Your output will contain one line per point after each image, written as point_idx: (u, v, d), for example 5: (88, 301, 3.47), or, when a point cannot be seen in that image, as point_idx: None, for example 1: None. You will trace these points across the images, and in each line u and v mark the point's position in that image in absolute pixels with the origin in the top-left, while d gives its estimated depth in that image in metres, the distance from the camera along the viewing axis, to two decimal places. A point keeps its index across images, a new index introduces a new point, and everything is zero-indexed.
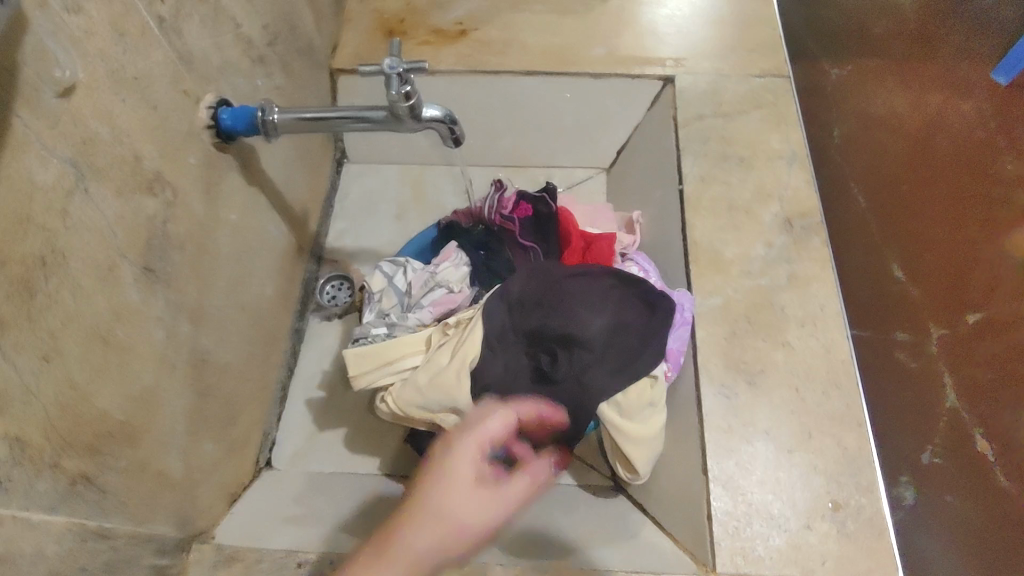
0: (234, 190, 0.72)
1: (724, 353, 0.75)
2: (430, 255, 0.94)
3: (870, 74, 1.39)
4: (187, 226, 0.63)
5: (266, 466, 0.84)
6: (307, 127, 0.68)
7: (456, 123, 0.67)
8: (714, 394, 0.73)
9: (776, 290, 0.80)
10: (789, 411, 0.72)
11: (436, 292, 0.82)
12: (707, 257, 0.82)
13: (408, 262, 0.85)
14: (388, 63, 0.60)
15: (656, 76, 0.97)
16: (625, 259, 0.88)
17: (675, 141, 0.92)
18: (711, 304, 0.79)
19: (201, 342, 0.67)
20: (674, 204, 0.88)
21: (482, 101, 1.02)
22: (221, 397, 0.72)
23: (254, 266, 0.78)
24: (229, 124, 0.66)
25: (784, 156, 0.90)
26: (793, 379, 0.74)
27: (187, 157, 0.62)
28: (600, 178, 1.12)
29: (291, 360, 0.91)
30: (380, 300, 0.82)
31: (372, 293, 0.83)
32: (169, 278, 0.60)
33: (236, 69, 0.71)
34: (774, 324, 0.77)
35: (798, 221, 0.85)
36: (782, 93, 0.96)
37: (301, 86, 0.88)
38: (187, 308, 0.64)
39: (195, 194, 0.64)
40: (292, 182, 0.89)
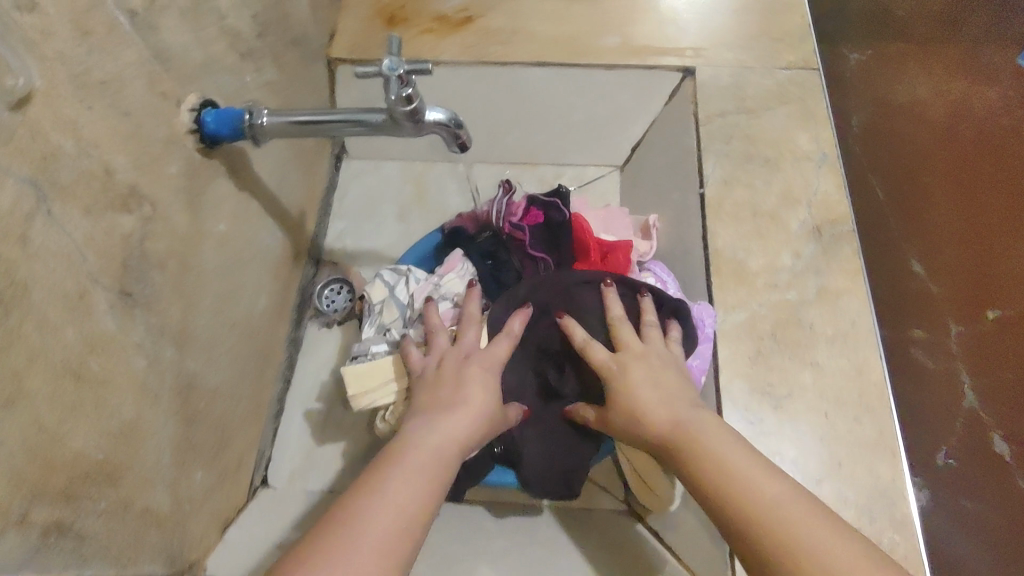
0: (221, 199, 0.67)
1: (747, 375, 0.71)
2: (432, 263, 0.91)
3: (893, 58, 1.30)
4: (168, 241, 0.58)
5: (261, 485, 0.81)
6: (298, 130, 0.62)
7: (461, 126, 0.61)
8: (737, 418, 0.69)
9: (804, 305, 0.74)
10: (817, 437, 0.67)
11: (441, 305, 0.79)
12: (730, 268, 0.76)
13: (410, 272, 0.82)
14: (388, 63, 0.54)
15: (675, 68, 0.91)
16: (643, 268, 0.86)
17: (695, 140, 0.86)
18: (734, 319, 0.74)
19: (186, 364, 0.62)
20: (693, 209, 0.83)
21: (489, 93, 0.96)
22: (209, 420, 0.67)
23: (243, 277, 0.73)
24: (213, 128, 0.60)
25: (814, 156, 0.84)
26: (823, 403, 0.69)
27: (166, 167, 0.57)
28: (614, 177, 1.06)
29: (286, 372, 0.87)
30: (381, 313, 0.80)
31: (373, 304, 0.81)
32: (149, 300, 0.55)
33: (221, 65, 0.65)
34: (802, 343, 0.72)
35: (828, 229, 0.79)
36: (810, 87, 0.90)
37: (294, 80, 0.82)
38: (169, 331, 0.59)
39: (177, 205, 0.59)
40: (287, 183, 0.83)
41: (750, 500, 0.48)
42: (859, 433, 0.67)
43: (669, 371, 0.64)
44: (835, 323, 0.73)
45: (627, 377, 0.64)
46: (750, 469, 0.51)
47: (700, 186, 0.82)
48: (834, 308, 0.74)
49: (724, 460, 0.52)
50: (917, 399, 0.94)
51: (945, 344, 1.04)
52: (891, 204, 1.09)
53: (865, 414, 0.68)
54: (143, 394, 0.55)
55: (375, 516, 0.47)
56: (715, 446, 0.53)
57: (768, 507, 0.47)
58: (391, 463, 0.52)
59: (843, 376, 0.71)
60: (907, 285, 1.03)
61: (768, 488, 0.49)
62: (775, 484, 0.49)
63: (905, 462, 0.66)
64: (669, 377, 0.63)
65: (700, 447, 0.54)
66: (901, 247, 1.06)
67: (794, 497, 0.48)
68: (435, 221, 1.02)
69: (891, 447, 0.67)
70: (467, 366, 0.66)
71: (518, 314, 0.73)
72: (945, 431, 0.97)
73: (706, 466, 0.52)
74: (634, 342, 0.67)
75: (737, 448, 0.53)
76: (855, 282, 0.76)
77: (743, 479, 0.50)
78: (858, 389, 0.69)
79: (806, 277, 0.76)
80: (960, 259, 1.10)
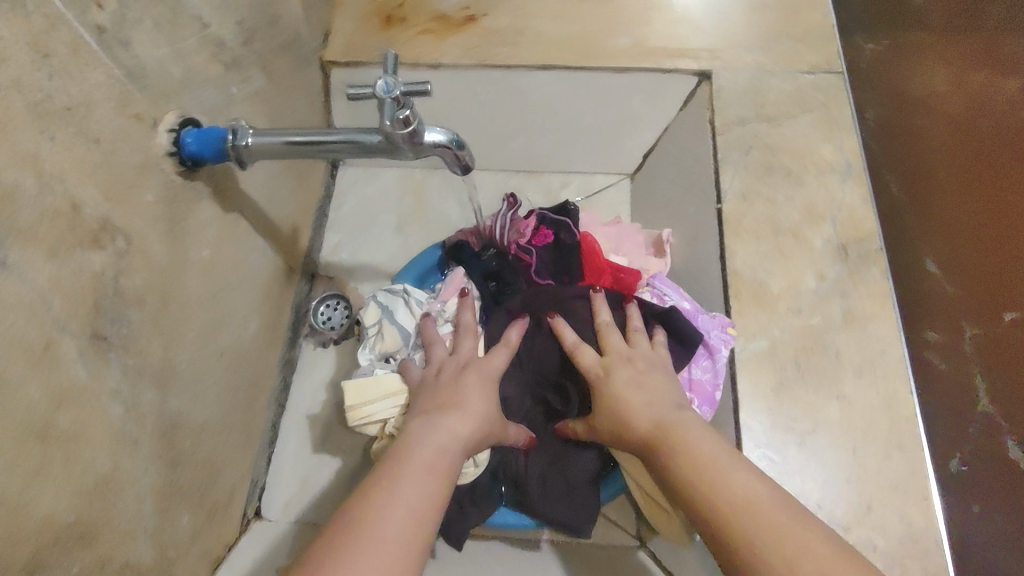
0: (205, 222, 0.62)
1: (768, 408, 0.66)
2: (433, 279, 0.88)
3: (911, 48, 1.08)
4: (147, 275, 0.53)
5: (255, 517, 0.77)
6: (289, 150, 0.57)
7: (463, 147, 0.56)
8: (760, 457, 0.65)
9: (829, 331, 0.70)
10: (844, 478, 0.63)
11: (443, 328, 0.77)
12: (749, 291, 0.72)
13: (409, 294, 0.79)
14: (382, 83, 0.50)
15: (690, 71, 0.85)
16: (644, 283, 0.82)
17: (712, 150, 0.81)
18: (754, 347, 0.69)
19: (169, 403, 0.58)
20: (710, 225, 0.78)
21: (491, 97, 0.90)
22: (194, 458, 0.63)
23: (231, 302, 0.68)
24: (194, 149, 0.55)
25: (839, 168, 0.79)
26: (848, 440, 0.65)
27: (143, 195, 0.52)
28: (624, 185, 1.01)
29: (280, 395, 0.83)
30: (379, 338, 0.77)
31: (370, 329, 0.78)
32: (125, 341, 0.51)
33: (203, 78, 0.60)
34: (827, 373, 0.68)
35: (854, 247, 0.74)
36: (835, 92, 0.84)
37: (285, 87, 0.77)
38: (149, 371, 0.55)
39: (155, 235, 0.54)
40: (279, 198, 0.78)
41: (717, 492, 0.51)
42: (888, 472, 0.64)
43: (654, 373, 0.67)
44: (862, 351, 0.69)
45: (610, 383, 0.66)
46: (723, 463, 0.53)
47: (717, 201, 0.77)
48: (861, 334, 0.70)
49: (706, 459, 0.54)
50: (934, 405, 0.75)
51: (962, 348, 0.82)
52: (905, 202, 0.91)
53: (895, 451, 0.64)
54: (118, 442, 0.51)
55: (393, 508, 0.48)
56: (694, 446, 0.56)
57: (733, 495, 0.50)
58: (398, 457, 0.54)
59: (871, 409, 0.66)
60: (916, 281, 0.84)
61: (734, 480, 0.52)
62: (739, 474, 0.52)
63: (937, 505, 0.62)
64: (651, 376, 0.66)
65: (681, 444, 0.56)
66: (910, 242, 0.88)
67: (758, 485, 0.51)
68: (436, 232, 0.97)
69: (923, 488, 0.63)
70: (465, 373, 0.68)
71: (516, 325, 0.75)
72: (958, 430, 0.76)
73: (685, 463, 0.55)
74: (620, 347, 0.70)
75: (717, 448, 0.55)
76: (883, 306, 0.71)
77: (714, 472, 0.53)
78: (886, 424, 0.65)
79: (830, 300, 0.71)
80: (986, 255, 0.86)
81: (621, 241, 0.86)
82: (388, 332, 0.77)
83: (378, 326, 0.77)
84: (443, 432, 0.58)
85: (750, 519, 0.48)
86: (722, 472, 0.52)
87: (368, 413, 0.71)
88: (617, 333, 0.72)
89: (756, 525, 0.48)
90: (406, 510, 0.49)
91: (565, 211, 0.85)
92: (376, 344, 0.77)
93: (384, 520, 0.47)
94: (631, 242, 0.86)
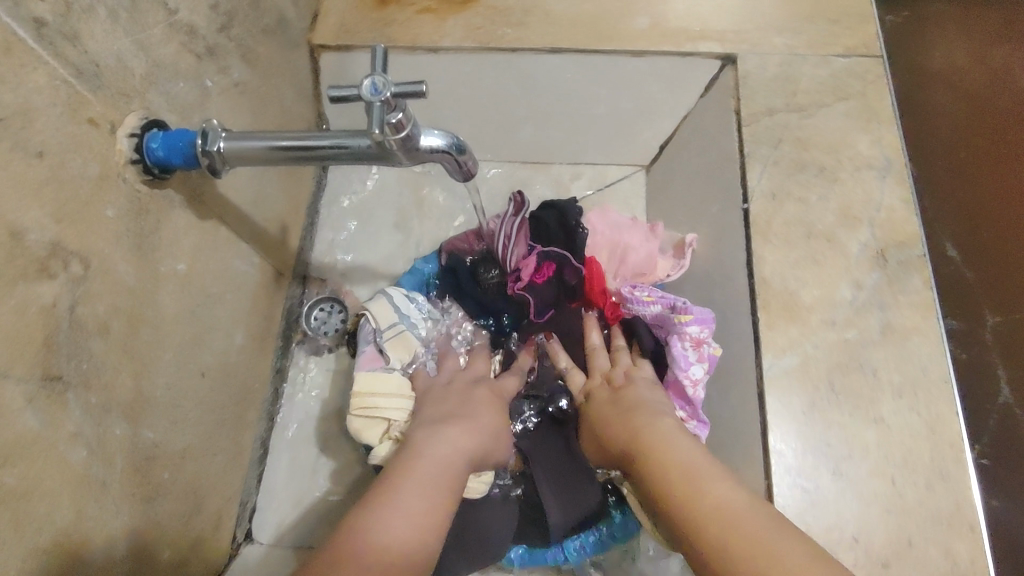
0: (180, 233, 0.56)
1: (801, 433, 0.61)
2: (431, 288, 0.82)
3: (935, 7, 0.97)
4: (111, 300, 0.47)
5: (246, 540, 0.72)
6: (272, 156, 0.50)
7: (464, 151, 0.50)
8: (790, 486, 0.59)
9: (867, 346, 0.64)
10: (883, 510, 0.58)
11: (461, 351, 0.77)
12: (779, 303, 0.66)
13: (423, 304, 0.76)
14: (369, 84, 0.43)
15: (714, 55, 0.78)
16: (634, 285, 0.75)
17: (737, 144, 0.74)
18: (784, 365, 0.63)
19: (145, 436, 0.53)
20: (735, 228, 0.72)
21: (497, 83, 0.83)
22: (179, 490, 0.58)
23: (215, 317, 0.63)
24: (162, 156, 0.49)
25: (877, 164, 0.72)
26: (887, 468, 0.59)
27: (103, 210, 0.46)
28: (639, 178, 0.94)
29: (272, 409, 0.77)
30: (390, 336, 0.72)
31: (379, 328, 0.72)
32: (87, 378, 0.45)
33: (172, 71, 0.53)
34: (865, 394, 0.62)
35: (893, 253, 0.68)
36: (873, 79, 0.77)
37: (270, 76, 0.70)
38: (119, 405, 0.49)
39: (120, 254, 0.48)
40: (265, 197, 0.72)
41: (701, 507, 0.51)
42: (931, 505, 0.58)
43: (634, 386, 0.68)
44: (903, 368, 0.63)
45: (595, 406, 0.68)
46: (706, 478, 0.53)
47: (743, 201, 0.71)
48: (902, 350, 0.64)
49: (687, 472, 0.54)
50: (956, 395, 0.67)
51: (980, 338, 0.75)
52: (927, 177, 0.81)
53: (939, 481, 0.59)
54: (85, 489, 0.46)
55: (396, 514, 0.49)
56: (679, 458, 0.55)
57: (717, 509, 0.50)
58: (403, 472, 0.54)
59: (912, 434, 0.61)
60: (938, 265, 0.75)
61: (715, 492, 0.51)
62: (719, 486, 0.52)
63: (984, 538, 0.57)
64: (633, 389, 0.67)
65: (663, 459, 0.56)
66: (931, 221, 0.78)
67: (741, 500, 0.50)
68: (438, 229, 0.90)
69: (969, 519, 0.57)
70: (473, 389, 0.67)
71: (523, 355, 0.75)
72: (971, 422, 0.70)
73: (667, 477, 0.55)
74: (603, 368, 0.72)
75: (699, 459, 0.55)
76: (925, 318, 0.65)
77: (699, 485, 0.52)
78: (929, 451, 0.60)
79: (868, 312, 0.65)
80: (1001, 243, 0.80)
81: (627, 248, 0.79)
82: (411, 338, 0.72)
83: (396, 329, 0.72)
84: (449, 441, 0.58)
85: (731, 531, 0.48)
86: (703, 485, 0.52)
87: (372, 404, 0.66)
88: (604, 354, 0.73)
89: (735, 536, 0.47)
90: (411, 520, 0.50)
91: (573, 237, 0.76)
92: (390, 349, 0.71)
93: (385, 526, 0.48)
94: (637, 248, 0.79)
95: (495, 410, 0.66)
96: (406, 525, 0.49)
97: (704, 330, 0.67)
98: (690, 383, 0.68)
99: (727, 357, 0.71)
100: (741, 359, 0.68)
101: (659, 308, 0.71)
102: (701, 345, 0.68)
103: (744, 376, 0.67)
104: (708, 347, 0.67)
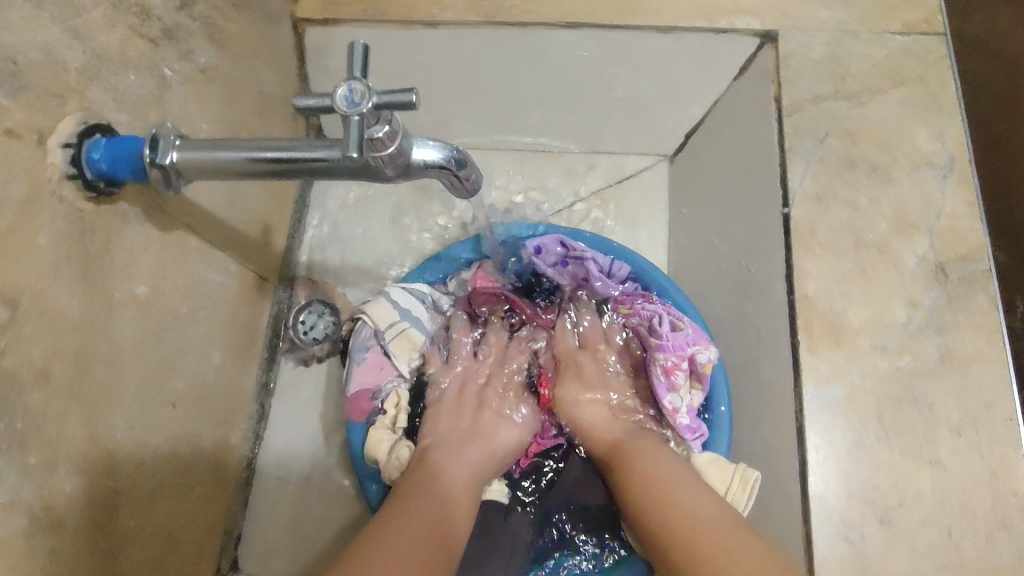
0: (138, 249, 0.48)
1: (847, 476, 0.54)
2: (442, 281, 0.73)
3: None
4: (51, 342, 0.40)
5: (232, 570, 0.65)
6: (250, 174, 0.42)
7: (466, 164, 0.42)
8: (832, 534, 0.52)
9: (921, 376, 0.56)
10: (936, 565, 0.51)
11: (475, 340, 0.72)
12: (823, 323, 0.58)
13: (418, 294, 0.69)
14: (345, 92, 0.35)
15: (751, 32, 0.69)
16: (636, 296, 0.70)
17: (778, 136, 0.65)
18: (828, 395, 0.56)
19: (105, 485, 0.46)
20: (773, 234, 0.63)
21: (505, 63, 0.74)
22: (152, 533, 0.52)
23: (188, 338, 0.55)
24: (106, 168, 0.41)
25: (938, 162, 0.64)
26: (943, 516, 0.52)
27: (31, 238, 0.38)
28: (662, 170, 0.85)
29: (258, 424, 0.69)
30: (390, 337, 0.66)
31: (378, 331, 0.65)
32: (23, 436, 0.39)
33: (120, 62, 0.45)
34: (918, 430, 0.55)
35: (955, 267, 0.60)
36: (934, 60, 0.68)
37: (246, 58, 0.61)
38: (68, 458, 0.43)
39: (59, 286, 0.40)
40: (246, 195, 0.64)
41: (669, 507, 0.50)
42: (991, 560, 0.51)
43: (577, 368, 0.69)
44: (963, 402, 0.55)
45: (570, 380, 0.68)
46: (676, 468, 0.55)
47: (783, 204, 0.63)
48: (960, 382, 0.56)
49: (661, 473, 0.54)
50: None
51: None
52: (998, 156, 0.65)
53: (1000, 531, 0.52)
54: (29, 564, 0.40)
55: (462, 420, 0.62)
56: (661, 472, 0.54)
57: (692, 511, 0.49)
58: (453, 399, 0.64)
59: (972, 477, 0.53)
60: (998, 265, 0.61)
61: (689, 494, 0.51)
62: (700, 496, 0.51)
63: None
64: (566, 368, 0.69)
65: (641, 462, 0.56)
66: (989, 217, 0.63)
67: (715, 514, 0.48)
68: (438, 225, 0.82)
69: None
70: (488, 393, 0.66)
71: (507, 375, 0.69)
72: None
73: (642, 472, 0.55)
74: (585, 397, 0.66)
75: (682, 472, 0.54)
76: (990, 343, 0.57)
77: (665, 479, 0.53)
78: (990, 497, 0.53)
79: (924, 336, 0.57)
80: None
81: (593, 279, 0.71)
82: (417, 335, 0.67)
83: (397, 329, 0.66)
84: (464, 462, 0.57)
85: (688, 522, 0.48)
86: (676, 490, 0.52)
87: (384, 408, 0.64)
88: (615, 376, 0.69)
89: (689, 524, 0.48)
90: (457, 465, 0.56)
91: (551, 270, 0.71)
92: (395, 350, 0.66)
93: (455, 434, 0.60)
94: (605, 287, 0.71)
95: (505, 422, 0.64)
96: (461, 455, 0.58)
97: (671, 358, 0.65)
98: (668, 413, 0.64)
99: (761, 379, 0.63)
100: (775, 384, 0.60)
101: (638, 321, 0.69)
102: (673, 372, 0.65)
103: (779, 404, 0.59)
104: (681, 373, 0.65)
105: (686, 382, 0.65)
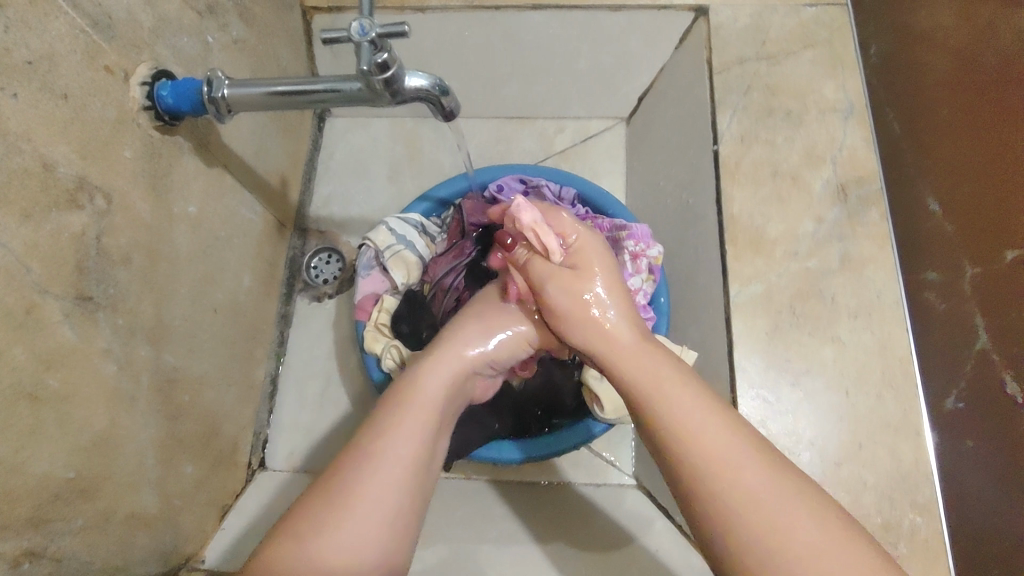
0: (189, 176, 0.60)
1: (764, 351, 0.66)
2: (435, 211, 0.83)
3: None
4: (132, 234, 0.52)
5: (260, 467, 0.77)
6: (278, 103, 0.54)
7: (446, 92, 0.55)
8: (755, 397, 0.65)
9: (826, 275, 0.69)
10: (838, 417, 0.64)
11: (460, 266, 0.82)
12: (746, 237, 0.71)
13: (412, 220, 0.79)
14: (357, 26, 0.48)
15: (687, 7, 0.82)
16: (600, 219, 0.79)
17: (710, 91, 0.79)
18: (749, 292, 0.68)
19: (166, 360, 0.58)
20: (706, 169, 0.76)
21: (482, 43, 0.88)
22: (197, 413, 0.64)
23: (224, 258, 0.68)
24: (171, 103, 0.54)
25: (841, 107, 0.77)
26: (842, 381, 0.65)
27: (120, 151, 0.51)
28: (619, 130, 0.98)
29: (277, 348, 0.82)
30: (389, 255, 0.76)
31: (380, 250, 0.76)
32: (114, 303, 0.51)
33: (176, 26, 0.57)
34: (823, 316, 0.67)
35: (854, 189, 0.73)
36: (838, 27, 0.81)
37: (267, 35, 0.74)
38: (142, 330, 0.54)
39: (139, 191, 0.53)
40: (266, 150, 0.77)
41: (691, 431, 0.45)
42: (881, 412, 0.64)
43: (583, 246, 0.58)
44: (859, 294, 0.68)
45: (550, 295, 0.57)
46: (696, 425, 0.44)
47: (714, 143, 0.76)
48: (858, 278, 0.69)
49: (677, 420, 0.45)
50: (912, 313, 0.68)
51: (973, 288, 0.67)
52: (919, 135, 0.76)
53: (888, 391, 0.64)
54: (118, 402, 0.51)
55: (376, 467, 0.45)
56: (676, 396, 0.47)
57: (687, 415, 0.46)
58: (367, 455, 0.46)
59: (866, 350, 0.66)
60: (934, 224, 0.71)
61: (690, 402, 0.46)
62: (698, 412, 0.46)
63: (930, 439, 0.62)
64: (558, 272, 0.57)
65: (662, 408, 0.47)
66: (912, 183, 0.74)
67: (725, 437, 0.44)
68: (428, 183, 0.95)
69: (916, 425, 0.63)
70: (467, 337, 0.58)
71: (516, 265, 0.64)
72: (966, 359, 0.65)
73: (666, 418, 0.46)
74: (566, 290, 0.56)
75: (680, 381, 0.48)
76: (882, 249, 0.70)
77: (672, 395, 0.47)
78: (881, 366, 0.65)
79: (829, 244, 0.70)
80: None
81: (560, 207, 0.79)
82: (411, 257, 0.77)
83: (394, 250, 0.76)
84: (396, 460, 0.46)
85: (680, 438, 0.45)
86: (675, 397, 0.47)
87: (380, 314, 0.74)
88: None
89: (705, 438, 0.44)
90: (375, 512, 0.43)
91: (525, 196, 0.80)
92: (392, 268, 0.76)
93: (346, 503, 0.43)
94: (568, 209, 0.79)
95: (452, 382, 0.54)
96: (369, 513, 0.43)
97: (640, 244, 0.74)
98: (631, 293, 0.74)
99: (701, 289, 0.76)
100: (710, 290, 0.73)
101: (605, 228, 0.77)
102: (639, 257, 0.74)
103: (713, 304, 0.72)
104: (644, 261, 0.74)
105: (646, 270, 0.75)
